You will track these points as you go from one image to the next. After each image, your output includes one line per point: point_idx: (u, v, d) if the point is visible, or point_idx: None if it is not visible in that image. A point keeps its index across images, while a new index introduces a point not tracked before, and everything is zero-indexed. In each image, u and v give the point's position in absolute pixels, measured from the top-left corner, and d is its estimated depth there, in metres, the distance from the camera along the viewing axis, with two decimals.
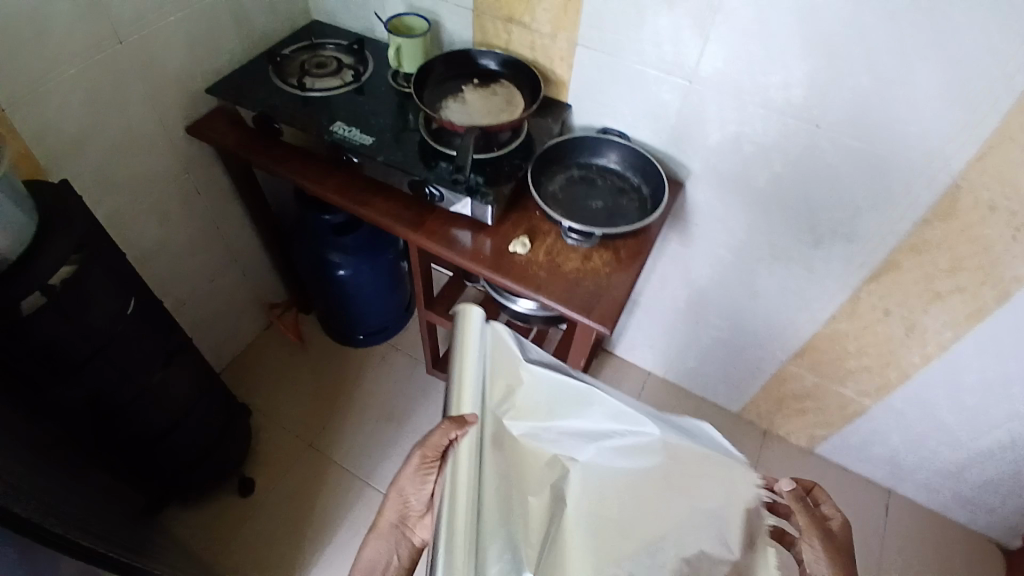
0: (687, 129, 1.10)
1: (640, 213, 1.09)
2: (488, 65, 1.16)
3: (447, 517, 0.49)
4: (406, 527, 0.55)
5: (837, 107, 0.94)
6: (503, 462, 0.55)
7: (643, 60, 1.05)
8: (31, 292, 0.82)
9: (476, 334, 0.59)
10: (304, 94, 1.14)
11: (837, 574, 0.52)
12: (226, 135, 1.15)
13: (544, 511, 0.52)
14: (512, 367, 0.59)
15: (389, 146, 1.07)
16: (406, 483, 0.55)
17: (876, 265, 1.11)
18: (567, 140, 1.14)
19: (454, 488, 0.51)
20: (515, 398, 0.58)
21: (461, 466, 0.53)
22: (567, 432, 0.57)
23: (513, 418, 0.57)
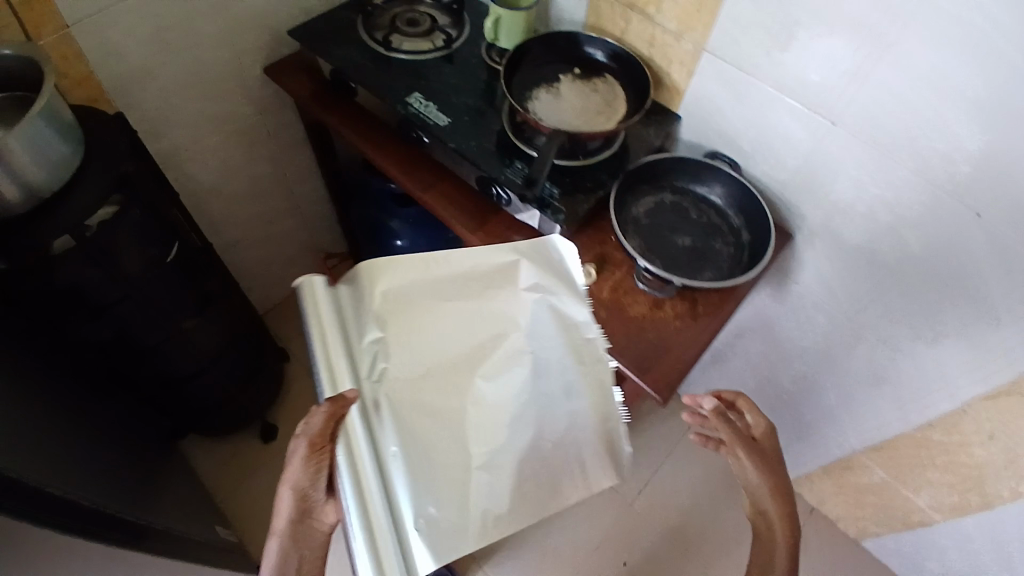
0: (812, 177, 0.92)
1: (733, 265, 0.93)
2: (595, 55, 1.00)
3: (357, 495, 0.64)
4: (312, 521, 0.64)
5: (1008, 198, 0.77)
6: (393, 421, 0.68)
7: (780, 87, 0.87)
8: (62, 234, 0.78)
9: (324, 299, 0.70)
10: (387, 53, 1.04)
11: (758, 472, 0.72)
12: (299, 86, 1.08)
13: (436, 429, 0.69)
14: (367, 307, 0.72)
15: (464, 131, 0.96)
16: (296, 472, 0.63)
17: (998, 383, 0.96)
18: (666, 160, 0.98)
19: (358, 461, 0.66)
20: (383, 342, 0.71)
21: (354, 438, 0.67)
22: (446, 348, 0.72)
23: (383, 372, 0.70)
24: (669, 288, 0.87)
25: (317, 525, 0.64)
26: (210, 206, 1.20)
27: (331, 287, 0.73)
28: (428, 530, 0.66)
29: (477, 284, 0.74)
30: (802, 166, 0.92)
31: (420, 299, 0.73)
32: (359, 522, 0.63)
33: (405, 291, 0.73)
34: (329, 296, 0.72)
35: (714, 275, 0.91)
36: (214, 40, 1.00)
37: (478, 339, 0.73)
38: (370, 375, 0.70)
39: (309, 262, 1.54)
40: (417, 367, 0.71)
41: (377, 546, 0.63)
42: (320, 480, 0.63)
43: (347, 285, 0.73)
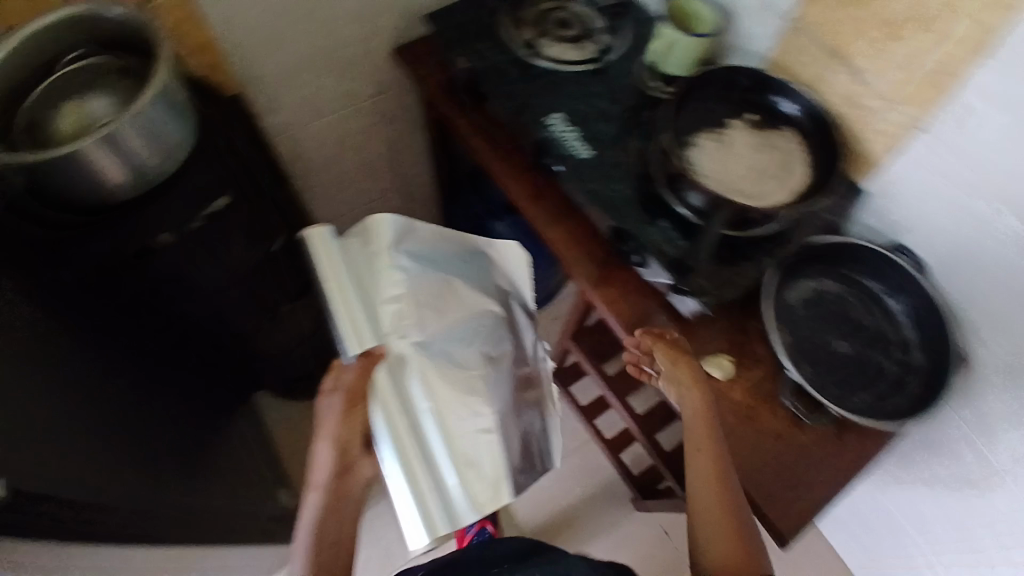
0: (1013, 313, 0.73)
1: (895, 390, 0.79)
2: (775, 100, 0.83)
3: (403, 458, 0.74)
4: (351, 477, 0.72)
5: None
6: (419, 375, 0.76)
7: (1008, 201, 0.69)
8: (165, 225, 0.71)
9: (329, 249, 0.69)
10: (529, 58, 0.92)
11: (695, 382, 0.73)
12: (429, 77, 0.97)
13: (454, 380, 0.79)
14: (372, 267, 0.74)
15: (606, 172, 0.83)
16: (334, 428, 0.70)
17: None
18: (840, 244, 0.84)
19: (396, 426, 0.74)
20: (400, 304, 0.75)
21: (388, 399, 0.74)
22: (452, 314, 0.80)
23: (406, 332, 0.75)
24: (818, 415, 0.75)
25: (355, 480, 0.72)
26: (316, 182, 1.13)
27: (338, 237, 0.72)
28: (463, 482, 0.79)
29: (467, 268, 0.84)
30: (1004, 295, 0.74)
31: (417, 268, 0.78)
32: (409, 487, 0.74)
33: (412, 267, 0.77)
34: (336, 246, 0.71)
35: (866, 402, 0.79)
36: (347, 15, 0.90)
37: (469, 309, 0.82)
38: (389, 333, 0.74)
39: None
40: (433, 327, 0.78)
41: (422, 499, 0.75)
42: (358, 436, 0.72)
43: (352, 242, 0.73)
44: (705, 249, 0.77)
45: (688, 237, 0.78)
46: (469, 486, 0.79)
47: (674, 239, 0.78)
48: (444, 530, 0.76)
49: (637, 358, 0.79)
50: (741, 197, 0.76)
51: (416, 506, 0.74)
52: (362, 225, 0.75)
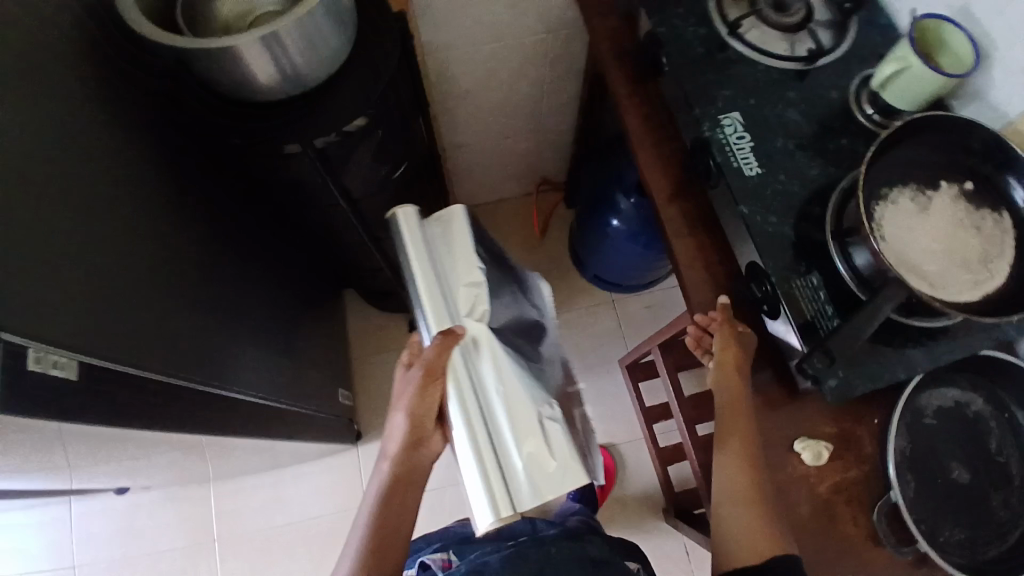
0: None
1: (995, 538, 0.70)
2: (1008, 176, 0.68)
3: (471, 432, 0.69)
4: (421, 449, 0.78)
5: None
6: (493, 359, 0.73)
7: None
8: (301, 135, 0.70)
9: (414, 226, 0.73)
10: (726, 37, 0.78)
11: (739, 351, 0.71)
12: (607, 31, 0.87)
13: (523, 367, 0.76)
14: (453, 246, 0.76)
15: (770, 199, 0.71)
16: (411, 401, 0.75)
17: None
18: (1006, 362, 0.72)
19: (466, 399, 0.71)
20: (479, 287, 0.74)
21: (461, 378, 0.72)
22: (511, 313, 0.83)
23: (483, 314, 0.73)
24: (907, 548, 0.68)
25: (425, 453, 0.78)
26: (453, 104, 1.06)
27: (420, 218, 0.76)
28: (530, 465, 0.70)
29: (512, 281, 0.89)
30: None
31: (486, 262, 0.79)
32: (477, 465, 0.68)
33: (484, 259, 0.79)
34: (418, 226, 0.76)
35: (962, 543, 0.69)
36: None
37: (517, 316, 0.85)
38: (466, 313, 0.73)
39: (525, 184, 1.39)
40: (501, 320, 0.78)
41: (489, 479, 0.68)
42: (432, 412, 0.76)
43: (433, 227, 0.77)
44: (864, 325, 0.62)
45: (838, 305, 0.67)
46: (537, 472, 0.70)
47: (820, 303, 0.67)
48: (509, 512, 0.67)
49: (707, 324, 0.73)
50: (921, 283, 0.64)
51: (484, 481, 0.68)
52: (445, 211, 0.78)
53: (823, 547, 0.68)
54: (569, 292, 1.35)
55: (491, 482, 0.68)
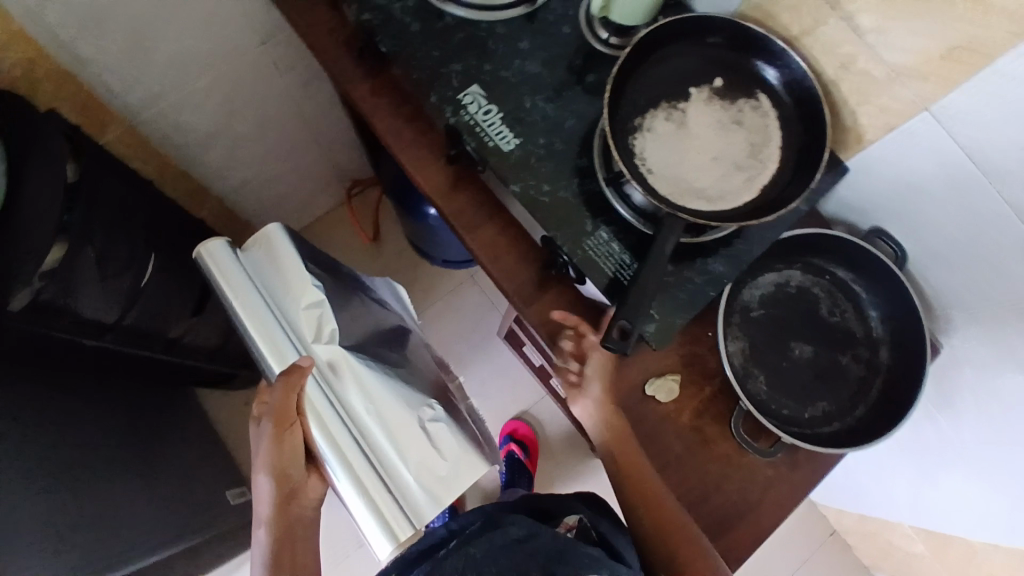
0: (1002, 306, 0.68)
1: (855, 393, 0.72)
2: (753, 60, 0.67)
3: (342, 463, 0.59)
4: (298, 502, 0.60)
5: None
6: (354, 377, 0.62)
7: (1019, 204, 0.59)
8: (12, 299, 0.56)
9: (223, 262, 0.63)
10: (440, 5, 0.70)
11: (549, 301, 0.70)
12: (315, 28, 0.75)
13: (393, 375, 0.68)
14: (279, 275, 0.64)
15: (538, 167, 0.66)
16: (275, 454, 0.57)
17: None
18: (808, 236, 0.73)
19: (334, 433, 0.60)
20: (326, 312, 0.63)
21: (322, 410, 0.60)
22: (363, 323, 0.72)
23: (333, 336, 0.63)
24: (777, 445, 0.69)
25: (305, 504, 0.60)
26: (205, 153, 0.92)
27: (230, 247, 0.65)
28: (418, 474, 0.62)
29: (359, 288, 0.79)
30: (998, 298, 0.68)
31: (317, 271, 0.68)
32: (360, 492, 0.59)
33: (320, 275, 0.69)
34: (235, 260, 0.64)
35: (827, 410, 0.71)
36: None
37: (377, 324, 0.76)
38: (318, 340, 0.63)
39: (335, 191, 1.27)
40: (361, 333, 0.69)
41: (378, 506, 0.59)
42: (299, 460, 0.59)
43: (253, 256, 0.66)
44: (660, 267, 0.59)
45: (633, 251, 0.65)
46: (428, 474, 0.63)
47: (616, 255, 0.65)
48: (406, 533, 0.59)
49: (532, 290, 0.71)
50: (700, 203, 0.62)
51: (370, 508, 0.58)
52: (260, 237, 0.67)
53: (712, 470, 0.69)
54: (428, 281, 1.32)
55: (379, 506, 0.59)
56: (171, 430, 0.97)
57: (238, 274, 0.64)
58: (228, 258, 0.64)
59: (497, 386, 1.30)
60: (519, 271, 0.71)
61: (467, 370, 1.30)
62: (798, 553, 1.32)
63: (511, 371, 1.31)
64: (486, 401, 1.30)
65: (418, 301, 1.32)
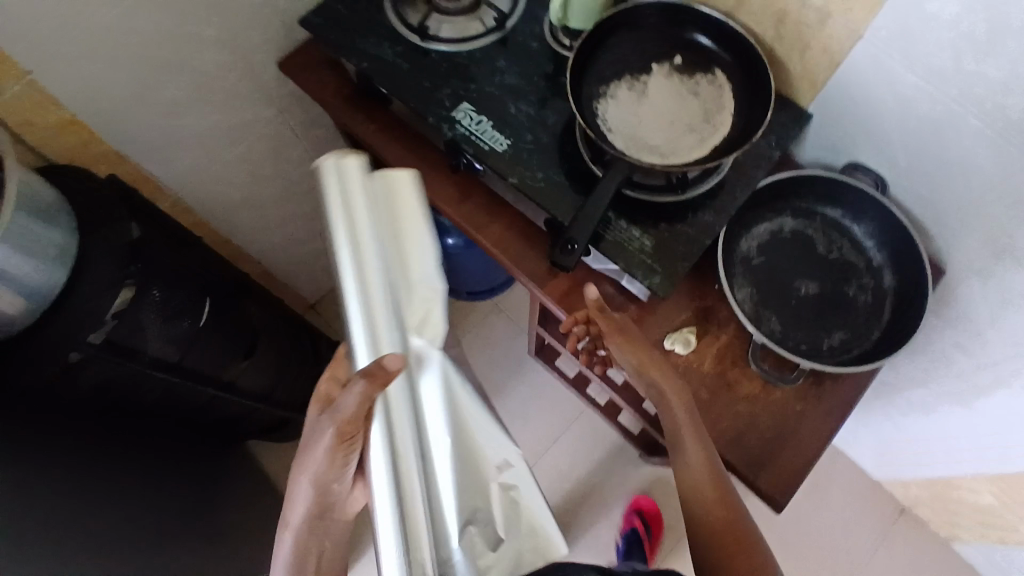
0: (989, 209, 0.71)
1: (868, 319, 0.74)
2: (695, 34, 0.75)
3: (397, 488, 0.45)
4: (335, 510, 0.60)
5: None
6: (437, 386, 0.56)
7: (966, 101, 0.64)
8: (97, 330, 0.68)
9: (352, 188, 0.48)
10: (425, 45, 0.80)
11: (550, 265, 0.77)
12: (321, 83, 0.85)
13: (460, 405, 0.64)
14: (399, 235, 0.50)
15: (529, 159, 0.74)
16: (326, 471, 0.54)
17: None
18: (790, 178, 0.77)
19: (398, 446, 0.47)
20: (439, 303, 0.52)
21: (396, 415, 0.49)
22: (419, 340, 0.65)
23: (436, 332, 0.53)
24: (793, 373, 0.72)
25: (340, 514, 0.61)
26: (239, 221, 1.03)
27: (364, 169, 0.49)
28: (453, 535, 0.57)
29: None
30: (984, 204, 0.70)
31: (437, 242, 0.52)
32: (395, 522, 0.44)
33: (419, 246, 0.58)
34: (366, 187, 0.48)
35: (844, 339, 0.73)
36: (207, 38, 0.79)
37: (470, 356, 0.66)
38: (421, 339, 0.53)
39: None
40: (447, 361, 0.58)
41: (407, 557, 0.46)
42: (345, 477, 0.56)
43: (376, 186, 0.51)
44: (604, 200, 0.66)
45: (626, 216, 0.73)
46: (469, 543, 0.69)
47: (609, 220, 0.72)
48: None
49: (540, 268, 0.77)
50: (653, 156, 0.70)
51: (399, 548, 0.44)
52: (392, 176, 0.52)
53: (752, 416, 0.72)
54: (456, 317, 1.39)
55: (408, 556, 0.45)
56: (230, 486, 1.02)
57: (365, 211, 0.48)
58: (363, 187, 0.48)
59: (535, 407, 1.34)
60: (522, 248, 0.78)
61: (505, 396, 1.34)
62: (869, 533, 1.28)
63: (546, 390, 1.35)
64: (528, 423, 1.33)
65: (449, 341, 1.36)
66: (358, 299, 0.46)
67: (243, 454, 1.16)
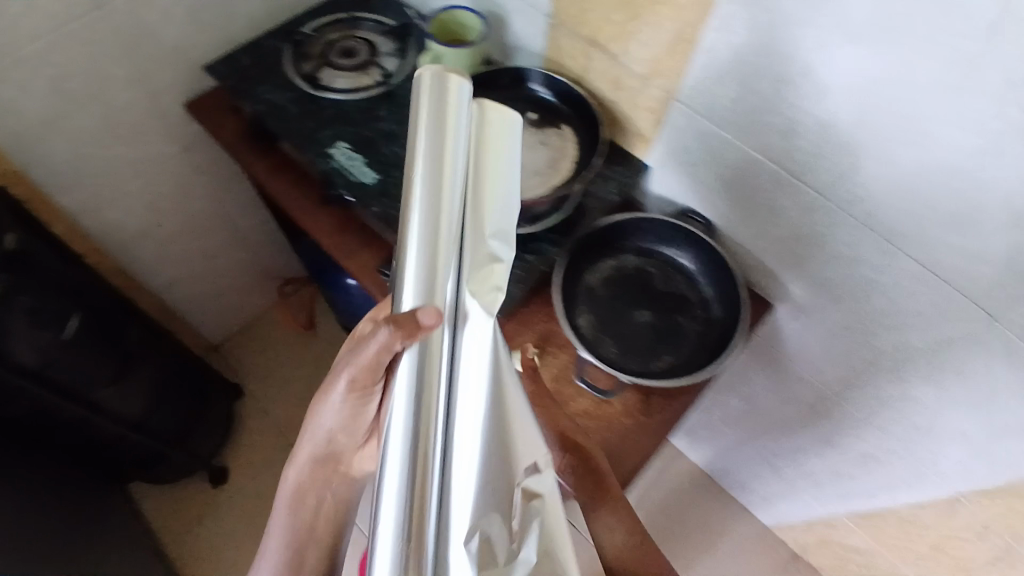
0: (791, 249, 0.81)
1: (696, 345, 0.83)
2: (530, 86, 0.88)
3: (406, 481, 0.28)
4: (340, 465, 0.47)
5: None
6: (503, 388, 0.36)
7: (762, 150, 0.75)
8: None
9: (439, 95, 0.31)
10: (319, 96, 0.88)
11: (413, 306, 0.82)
12: (218, 123, 0.92)
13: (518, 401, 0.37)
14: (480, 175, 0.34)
15: (392, 191, 0.82)
16: (333, 419, 0.44)
17: (998, 483, 0.85)
18: (626, 221, 0.86)
19: (422, 434, 0.29)
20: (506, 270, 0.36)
21: (433, 403, 0.29)
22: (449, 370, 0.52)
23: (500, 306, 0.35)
24: (619, 387, 0.79)
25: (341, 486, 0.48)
26: (138, 250, 1.06)
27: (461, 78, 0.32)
28: None
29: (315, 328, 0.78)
30: (784, 243, 0.82)
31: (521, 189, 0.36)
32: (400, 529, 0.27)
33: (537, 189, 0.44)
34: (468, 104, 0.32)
35: (673, 362, 0.81)
36: (115, 76, 0.86)
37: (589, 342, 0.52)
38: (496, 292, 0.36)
39: None
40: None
41: None
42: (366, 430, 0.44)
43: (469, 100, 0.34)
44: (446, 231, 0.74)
45: None
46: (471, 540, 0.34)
47: None
48: None
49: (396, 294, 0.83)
50: None
51: (395, 556, 0.27)
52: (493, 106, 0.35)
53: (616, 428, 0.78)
54: None
55: (422, 574, 0.28)
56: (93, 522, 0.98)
57: (458, 140, 0.31)
58: (460, 104, 0.31)
59: None
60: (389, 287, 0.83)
61: None
62: None
63: None
64: None
65: None
66: (416, 238, 0.31)
67: (110, 496, 1.11)
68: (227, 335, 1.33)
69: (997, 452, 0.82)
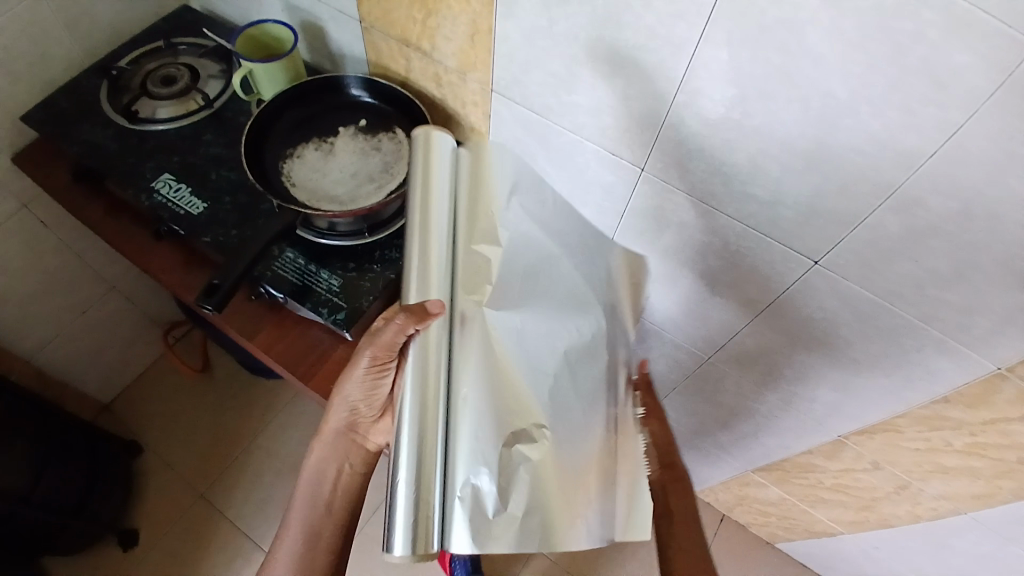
0: (635, 219, 0.83)
1: None
2: (351, 92, 0.86)
3: (413, 419, 0.48)
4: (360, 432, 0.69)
5: (884, 235, 0.63)
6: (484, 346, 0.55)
7: (579, 130, 0.76)
8: None
9: (441, 156, 0.57)
10: (143, 129, 0.85)
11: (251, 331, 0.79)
12: (45, 173, 0.87)
13: (505, 386, 0.54)
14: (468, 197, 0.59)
15: (225, 219, 0.79)
16: (353, 385, 0.64)
17: (871, 423, 0.87)
18: None
19: (425, 399, 0.49)
20: (491, 271, 0.58)
21: (433, 356, 0.52)
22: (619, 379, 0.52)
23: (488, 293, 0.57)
24: None
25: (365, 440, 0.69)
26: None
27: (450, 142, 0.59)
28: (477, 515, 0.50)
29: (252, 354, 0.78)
30: (624, 215, 0.83)
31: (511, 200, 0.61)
32: (407, 475, 0.46)
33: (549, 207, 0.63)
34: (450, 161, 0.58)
35: None
36: None
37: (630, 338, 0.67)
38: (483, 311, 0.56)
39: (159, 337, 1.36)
40: (529, 337, 0.57)
41: (416, 512, 0.45)
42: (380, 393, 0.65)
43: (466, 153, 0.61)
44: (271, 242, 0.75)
45: (317, 261, 0.79)
46: (465, 489, 0.50)
47: (302, 268, 0.78)
48: (433, 545, 0.46)
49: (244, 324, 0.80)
50: (333, 205, 0.78)
51: (410, 477, 0.46)
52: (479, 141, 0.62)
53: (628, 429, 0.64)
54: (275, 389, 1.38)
55: (427, 487, 0.46)
56: None
57: (441, 186, 0.56)
58: (443, 162, 0.57)
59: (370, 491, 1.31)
60: (238, 320, 0.80)
61: None
62: None
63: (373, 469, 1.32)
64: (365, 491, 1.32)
65: (261, 423, 1.30)
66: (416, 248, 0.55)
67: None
68: (119, 392, 1.30)
69: (860, 391, 0.83)
